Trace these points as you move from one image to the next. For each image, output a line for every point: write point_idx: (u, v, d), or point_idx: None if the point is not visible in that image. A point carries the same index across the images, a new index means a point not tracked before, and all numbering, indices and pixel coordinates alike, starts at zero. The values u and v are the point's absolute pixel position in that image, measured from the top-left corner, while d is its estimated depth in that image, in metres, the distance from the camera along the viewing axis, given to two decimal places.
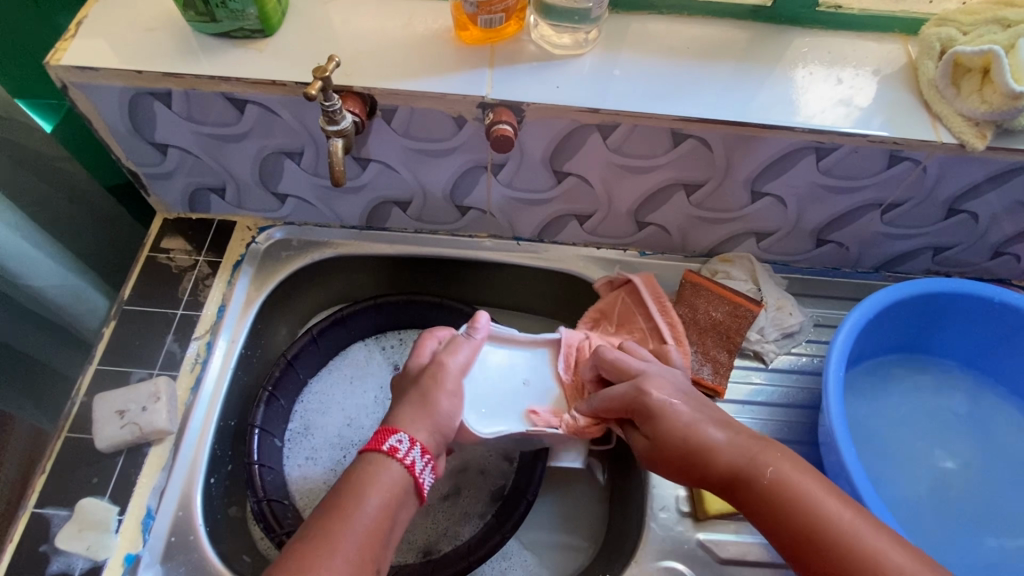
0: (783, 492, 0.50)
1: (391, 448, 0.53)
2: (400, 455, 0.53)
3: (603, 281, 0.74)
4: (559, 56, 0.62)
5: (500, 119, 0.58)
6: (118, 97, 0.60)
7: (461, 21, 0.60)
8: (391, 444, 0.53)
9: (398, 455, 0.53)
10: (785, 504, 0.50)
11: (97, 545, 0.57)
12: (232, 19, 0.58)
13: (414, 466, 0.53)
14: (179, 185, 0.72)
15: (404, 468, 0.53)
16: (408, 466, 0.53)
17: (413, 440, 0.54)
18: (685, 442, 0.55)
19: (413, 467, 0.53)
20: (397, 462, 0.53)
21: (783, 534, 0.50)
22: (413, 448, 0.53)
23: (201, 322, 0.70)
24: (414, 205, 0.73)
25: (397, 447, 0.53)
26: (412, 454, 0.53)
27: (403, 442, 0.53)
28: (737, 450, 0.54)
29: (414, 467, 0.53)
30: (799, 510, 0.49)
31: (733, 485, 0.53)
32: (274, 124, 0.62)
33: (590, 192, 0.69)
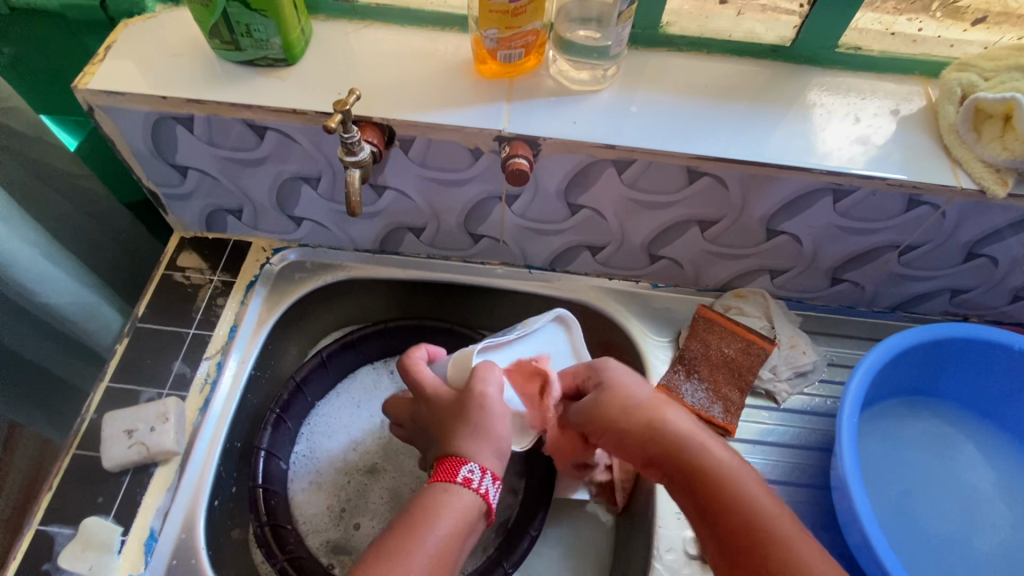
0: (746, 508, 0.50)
1: (465, 479, 0.51)
2: (473, 484, 0.51)
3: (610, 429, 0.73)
4: (577, 91, 0.62)
5: (516, 153, 0.58)
6: (143, 120, 0.61)
7: (481, 55, 0.61)
8: (464, 474, 0.52)
9: (472, 485, 0.51)
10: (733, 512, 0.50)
11: (99, 565, 0.57)
12: (256, 47, 0.59)
13: (487, 495, 0.52)
14: (197, 206, 0.73)
15: (480, 498, 0.51)
16: (481, 495, 0.51)
17: (484, 469, 0.52)
18: (639, 408, 0.58)
19: (487, 496, 0.52)
20: (470, 492, 0.51)
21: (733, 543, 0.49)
22: (485, 478, 0.52)
23: (213, 342, 0.70)
24: (428, 231, 0.74)
25: (469, 478, 0.51)
26: (485, 484, 0.52)
27: (475, 472, 0.52)
28: (687, 425, 0.56)
29: (487, 496, 0.52)
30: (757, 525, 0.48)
31: (673, 454, 0.55)
32: (292, 150, 0.63)
33: (604, 224, 0.69)
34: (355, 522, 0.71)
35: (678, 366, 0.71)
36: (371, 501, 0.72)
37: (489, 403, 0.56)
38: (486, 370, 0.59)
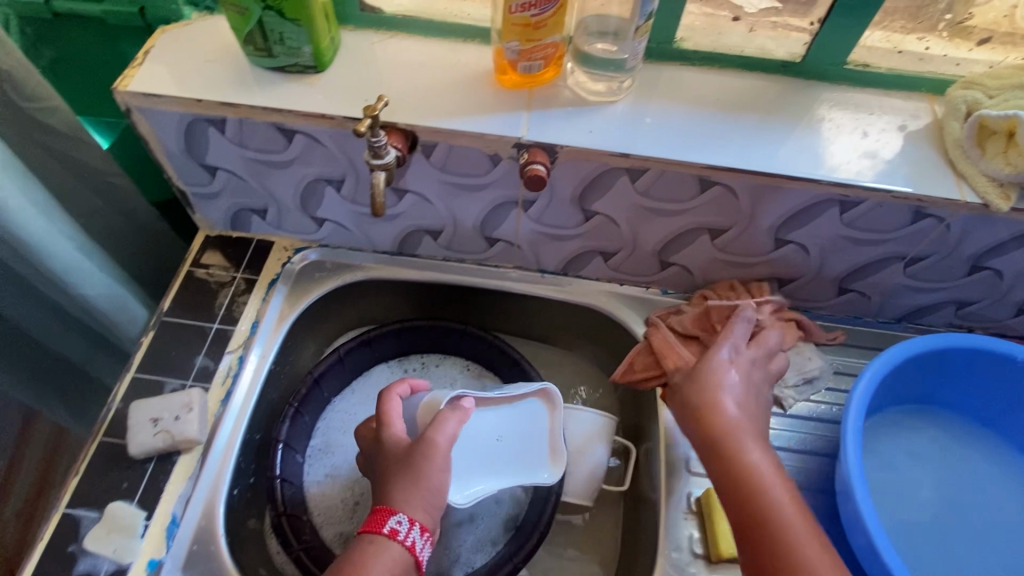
0: (758, 483, 0.53)
1: (392, 531, 0.54)
2: (400, 536, 0.54)
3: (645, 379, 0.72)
4: (593, 102, 0.64)
5: (534, 159, 0.61)
6: (177, 122, 0.64)
7: (502, 66, 0.63)
8: (391, 526, 0.54)
9: (398, 537, 0.54)
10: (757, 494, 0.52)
11: (123, 548, 0.59)
12: (288, 55, 0.61)
13: (414, 547, 0.54)
14: (224, 205, 0.75)
15: (406, 550, 0.53)
16: (409, 547, 0.53)
17: (412, 520, 0.54)
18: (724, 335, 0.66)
19: (414, 547, 0.54)
20: (397, 544, 0.53)
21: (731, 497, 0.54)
22: (412, 530, 0.54)
23: (235, 337, 0.72)
24: (445, 234, 0.76)
25: (397, 529, 0.54)
26: (412, 536, 0.54)
27: (402, 523, 0.54)
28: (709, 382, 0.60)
29: (415, 547, 0.54)
30: (762, 502, 0.52)
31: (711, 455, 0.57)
32: (318, 153, 0.66)
33: (616, 230, 0.71)
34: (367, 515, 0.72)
35: (658, 372, 0.72)
36: None
37: (432, 454, 0.57)
38: (445, 420, 0.59)
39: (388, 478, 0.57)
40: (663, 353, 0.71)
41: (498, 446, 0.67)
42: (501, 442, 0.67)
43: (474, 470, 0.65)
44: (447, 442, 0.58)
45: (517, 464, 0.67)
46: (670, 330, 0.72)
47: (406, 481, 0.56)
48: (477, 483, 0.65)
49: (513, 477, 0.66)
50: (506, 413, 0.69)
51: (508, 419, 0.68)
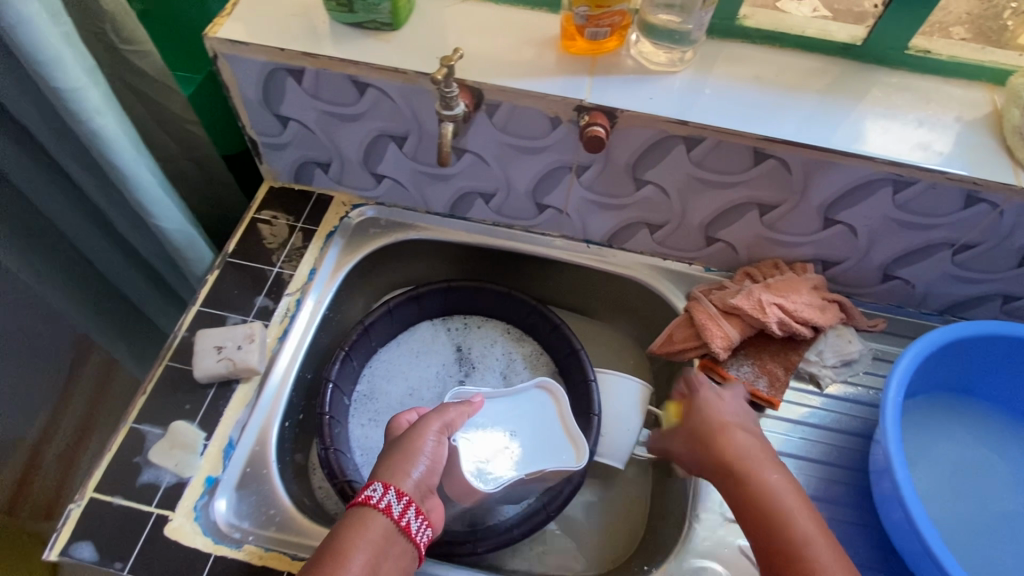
0: (764, 500, 0.52)
1: (366, 497, 0.52)
2: (375, 502, 0.52)
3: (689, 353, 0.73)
4: (654, 72, 0.66)
5: (594, 122, 0.63)
6: (259, 70, 0.68)
7: (569, 32, 0.66)
8: (365, 494, 0.53)
9: (374, 503, 0.52)
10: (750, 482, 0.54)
11: (184, 463, 0.63)
12: (367, 11, 0.65)
13: (389, 507, 0.52)
14: (291, 157, 0.79)
15: (384, 513, 0.52)
16: (385, 510, 0.52)
17: (385, 484, 0.54)
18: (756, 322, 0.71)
19: (391, 510, 0.52)
20: (377, 513, 0.52)
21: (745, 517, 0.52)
22: (386, 493, 0.53)
23: (294, 281, 0.76)
24: (498, 198, 0.79)
25: (371, 496, 0.52)
26: (387, 498, 0.53)
27: (376, 489, 0.53)
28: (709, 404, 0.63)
29: (393, 510, 0.52)
30: (765, 502, 0.52)
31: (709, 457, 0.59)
32: (386, 108, 0.69)
33: (665, 202, 0.73)
34: None
35: (698, 342, 0.73)
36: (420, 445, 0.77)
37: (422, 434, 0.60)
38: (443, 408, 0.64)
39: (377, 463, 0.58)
40: (705, 326, 0.72)
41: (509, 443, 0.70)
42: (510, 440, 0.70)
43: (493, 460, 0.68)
44: (444, 423, 0.63)
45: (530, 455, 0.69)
46: (711, 303, 0.74)
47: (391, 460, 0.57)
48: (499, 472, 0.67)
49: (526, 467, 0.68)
50: (516, 414, 0.73)
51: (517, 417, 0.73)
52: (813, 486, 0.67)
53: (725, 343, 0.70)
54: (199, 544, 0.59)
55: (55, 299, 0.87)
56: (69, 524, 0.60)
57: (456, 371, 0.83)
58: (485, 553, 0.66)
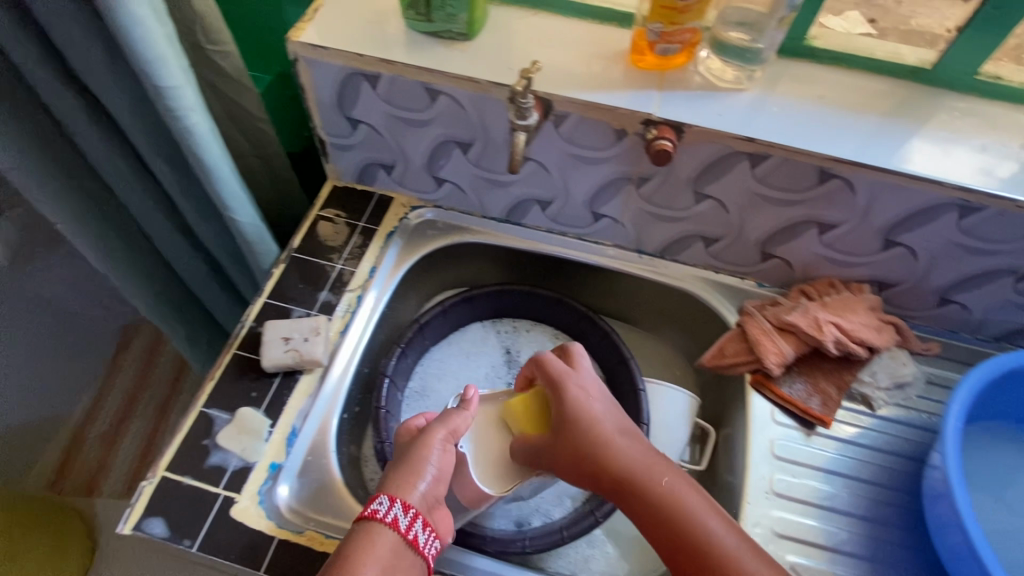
0: (673, 505, 0.55)
1: (373, 511, 0.55)
2: (381, 515, 0.55)
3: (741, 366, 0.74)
4: (722, 88, 0.67)
5: (662, 136, 0.64)
6: (336, 74, 0.70)
7: (639, 47, 0.67)
8: (372, 508, 0.55)
9: (381, 516, 0.55)
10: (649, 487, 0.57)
11: (250, 449, 0.66)
12: (445, 21, 0.67)
13: (397, 520, 0.55)
14: (357, 158, 0.82)
15: (391, 527, 0.54)
16: (392, 523, 0.54)
17: (391, 498, 0.56)
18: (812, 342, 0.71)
19: (398, 523, 0.54)
20: (386, 527, 0.54)
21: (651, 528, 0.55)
22: (392, 507, 0.55)
23: (355, 278, 0.79)
24: (555, 206, 0.80)
25: (377, 509, 0.55)
26: (394, 511, 0.55)
27: (383, 503, 0.56)
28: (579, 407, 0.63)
29: (399, 523, 0.54)
30: (663, 506, 0.55)
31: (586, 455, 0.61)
32: (456, 115, 0.71)
33: (724, 216, 0.73)
34: None
35: (750, 357, 0.74)
36: None
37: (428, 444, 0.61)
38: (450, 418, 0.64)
39: (387, 473, 0.60)
40: (759, 341, 0.72)
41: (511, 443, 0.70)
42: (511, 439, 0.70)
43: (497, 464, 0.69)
44: (448, 431, 0.64)
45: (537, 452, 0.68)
46: (766, 319, 0.74)
47: (400, 471, 0.59)
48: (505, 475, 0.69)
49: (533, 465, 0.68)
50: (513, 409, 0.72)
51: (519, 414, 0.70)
52: (862, 506, 0.67)
53: (779, 360, 0.71)
54: (263, 527, 0.62)
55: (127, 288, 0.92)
56: (142, 501, 0.62)
57: (504, 373, 0.84)
58: (533, 553, 0.67)
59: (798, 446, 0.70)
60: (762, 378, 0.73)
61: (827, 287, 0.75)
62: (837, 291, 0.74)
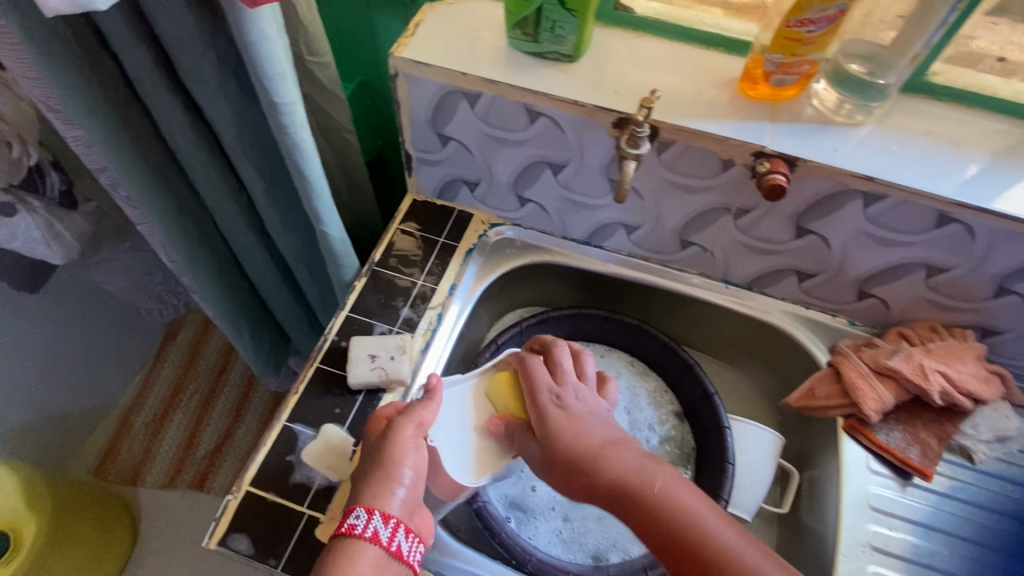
0: (666, 507, 0.50)
1: (350, 527, 0.50)
2: (360, 530, 0.50)
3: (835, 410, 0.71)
4: (837, 123, 0.64)
5: (775, 170, 0.62)
6: (435, 90, 0.69)
7: (754, 76, 0.65)
8: (349, 523, 0.50)
9: (359, 531, 0.50)
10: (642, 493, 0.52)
11: (335, 468, 0.64)
12: (552, 42, 0.65)
13: (376, 534, 0.50)
14: (441, 173, 0.81)
15: (372, 542, 0.50)
16: (373, 538, 0.50)
17: (369, 510, 0.51)
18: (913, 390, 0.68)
19: (379, 536, 0.50)
20: (371, 543, 0.50)
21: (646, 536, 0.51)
22: (372, 519, 0.50)
23: (435, 296, 0.78)
24: (642, 231, 0.78)
25: (354, 524, 0.50)
26: (373, 525, 0.50)
27: (360, 517, 0.51)
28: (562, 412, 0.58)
29: (380, 536, 0.50)
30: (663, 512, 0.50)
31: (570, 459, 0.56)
32: (554, 137, 0.70)
33: (824, 252, 0.71)
34: (531, 484, 0.75)
35: (844, 400, 0.71)
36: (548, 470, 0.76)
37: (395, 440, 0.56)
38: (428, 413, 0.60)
39: (365, 476, 0.55)
40: (855, 385, 0.70)
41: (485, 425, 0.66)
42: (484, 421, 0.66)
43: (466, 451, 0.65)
44: (417, 424, 0.59)
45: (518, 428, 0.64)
46: (862, 361, 0.71)
47: (379, 477, 0.54)
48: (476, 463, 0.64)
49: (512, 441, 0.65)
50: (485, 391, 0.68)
51: (501, 391, 0.66)
52: (962, 566, 0.65)
53: (878, 407, 0.68)
54: None
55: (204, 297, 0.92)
56: (227, 515, 0.62)
57: None
58: None
59: (893, 498, 0.68)
60: (857, 425, 0.70)
61: (928, 332, 0.72)
62: (940, 337, 0.71)
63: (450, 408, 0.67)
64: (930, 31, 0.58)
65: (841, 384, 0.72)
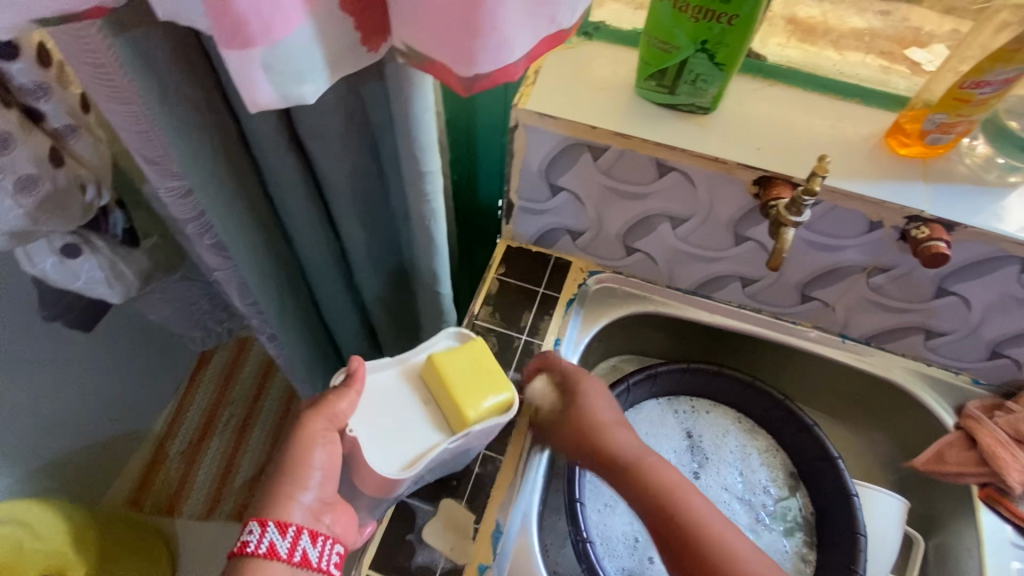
0: (688, 525, 0.55)
1: (243, 544, 0.51)
2: (252, 547, 0.51)
3: (969, 476, 0.68)
4: (992, 183, 0.61)
5: (934, 237, 0.58)
6: (557, 142, 0.65)
7: (904, 133, 0.61)
8: (242, 540, 0.51)
9: (253, 547, 0.51)
10: (669, 508, 0.57)
11: (458, 548, 0.61)
12: (690, 95, 0.62)
13: (274, 547, 0.51)
14: (544, 222, 0.77)
15: (271, 557, 0.51)
16: (268, 553, 0.51)
17: (263, 523, 0.52)
18: None
19: (275, 548, 0.51)
20: (272, 556, 0.51)
21: (674, 554, 0.55)
22: (266, 532, 0.51)
23: (542, 352, 0.74)
24: (759, 285, 0.74)
25: (247, 542, 0.51)
26: (270, 538, 0.51)
27: (255, 531, 0.52)
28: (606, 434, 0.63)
29: (276, 548, 0.51)
30: (686, 523, 0.55)
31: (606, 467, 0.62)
32: (681, 192, 0.66)
33: (962, 313, 0.67)
34: (648, 554, 0.72)
35: (981, 468, 0.67)
36: None
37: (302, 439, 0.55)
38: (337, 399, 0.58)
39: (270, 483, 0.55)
40: (995, 453, 0.66)
41: (428, 415, 0.62)
42: (424, 407, 0.62)
43: (405, 441, 0.60)
44: (328, 418, 0.57)
45: (459, 413, 0.59)
46: (998, 427, 0.68)
47: (285, 488, 0.54)
48: (409, 451, 0.60)
49: (455, 430, 0.60)
50: (416, 375, 0.65)
51: (447, 361, 0.61)
52: None
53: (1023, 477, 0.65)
54: None
55: (283, 343, 0.87)
56: None
57: (689, 462, 0.78)
58: None
59: None
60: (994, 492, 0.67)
61: None
62: None
63: (386, 400, 0.63)
64: None
65: (975, 451, 0.68)
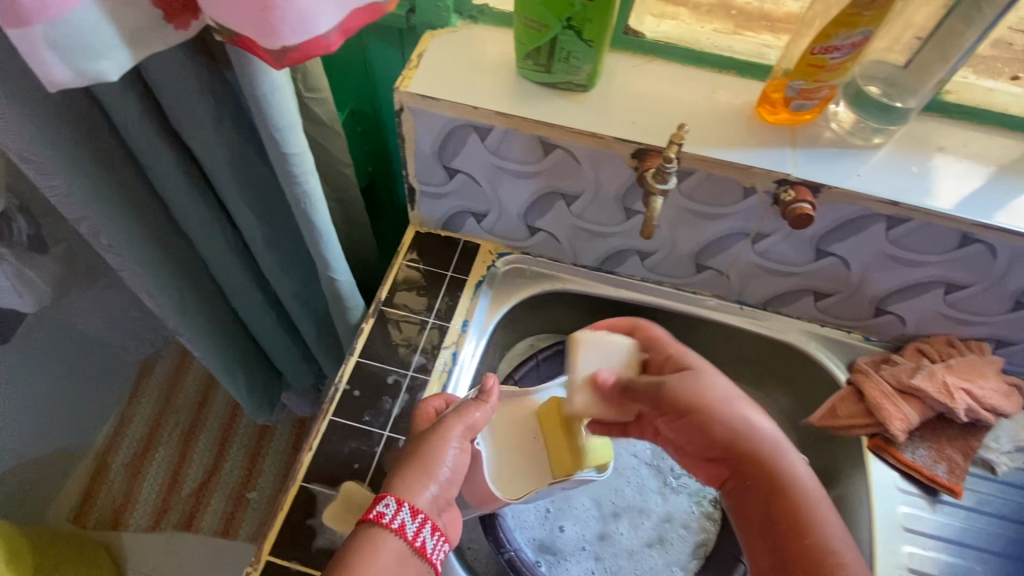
0: (794, 504, 0.55)
1: (379, 514, 0.52)
2: (387, 520, 0.52)
3: (861, 429, 0.71)
4: (856, 146, 0.64)
5: (800, 198, 0.61)
6: (443, 125, 0.66)
7: (772, 102, 0.64)
8: (377, 511, 0.52)
9: (387, 520, 0.52)
10: (773, 486, 0.56)
11: None
12: (566, 73, 0.63)
13: (404, 527, 0.52)
14: (447, 205, 0.78)
15: (396, 533, 0.51)
16: (398, 531, 0.52)
17: (400, 501, 0.53)
18: (935, 407, 0.68)
19: (405, 530, 0.52)
20: (399, 535, 0.52)
21: (773, 530, 0.55)
22: (401, 511, 0.52)
23: (449, 334, 0.75)
24: (656, 257, 0.76)
25: (382, 513, 0.52)
26: (401, 517, 0.52)
27: (390, 506, 0.52)
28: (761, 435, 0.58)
29: (405, 530, 0.52)
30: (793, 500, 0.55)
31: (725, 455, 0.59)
32: (568, 169, 0.68)
33: (843, 273, 0.71)
34: (558, 524, 0.74)
35: (869, 419, 0.71)
36: (575, 509, 0.75)
37: (445, 439, 0.57)
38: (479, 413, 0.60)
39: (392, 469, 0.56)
40: (880, 404, 0.69)
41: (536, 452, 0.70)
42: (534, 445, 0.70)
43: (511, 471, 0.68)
44: (466, 425, 0.59)
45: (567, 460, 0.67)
46: (883, 379, 0.71)
47: (401, 473, 0.55)
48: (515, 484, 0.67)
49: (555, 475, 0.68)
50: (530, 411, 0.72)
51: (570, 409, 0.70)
52: None
53: (904, 425, 0.68)
54: None
55: (196, 343, 0.86)
56: None
57: None
58: None
59: (927, 518, 0.68)
60: (883, 443, 0.70)
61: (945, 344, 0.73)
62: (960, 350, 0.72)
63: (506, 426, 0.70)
64: (959, 56, 0.57)
65: (864, 404, 0.72)
